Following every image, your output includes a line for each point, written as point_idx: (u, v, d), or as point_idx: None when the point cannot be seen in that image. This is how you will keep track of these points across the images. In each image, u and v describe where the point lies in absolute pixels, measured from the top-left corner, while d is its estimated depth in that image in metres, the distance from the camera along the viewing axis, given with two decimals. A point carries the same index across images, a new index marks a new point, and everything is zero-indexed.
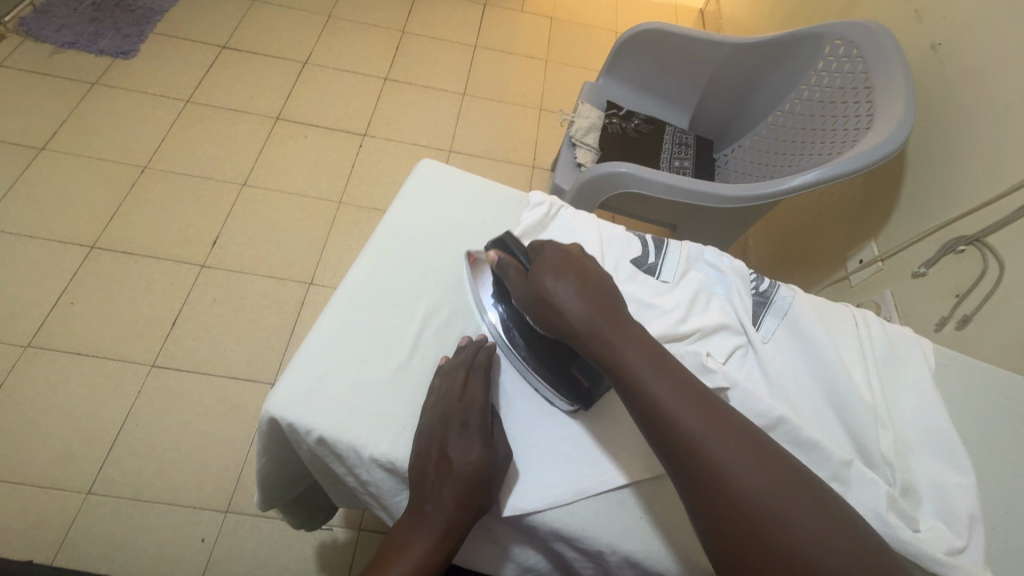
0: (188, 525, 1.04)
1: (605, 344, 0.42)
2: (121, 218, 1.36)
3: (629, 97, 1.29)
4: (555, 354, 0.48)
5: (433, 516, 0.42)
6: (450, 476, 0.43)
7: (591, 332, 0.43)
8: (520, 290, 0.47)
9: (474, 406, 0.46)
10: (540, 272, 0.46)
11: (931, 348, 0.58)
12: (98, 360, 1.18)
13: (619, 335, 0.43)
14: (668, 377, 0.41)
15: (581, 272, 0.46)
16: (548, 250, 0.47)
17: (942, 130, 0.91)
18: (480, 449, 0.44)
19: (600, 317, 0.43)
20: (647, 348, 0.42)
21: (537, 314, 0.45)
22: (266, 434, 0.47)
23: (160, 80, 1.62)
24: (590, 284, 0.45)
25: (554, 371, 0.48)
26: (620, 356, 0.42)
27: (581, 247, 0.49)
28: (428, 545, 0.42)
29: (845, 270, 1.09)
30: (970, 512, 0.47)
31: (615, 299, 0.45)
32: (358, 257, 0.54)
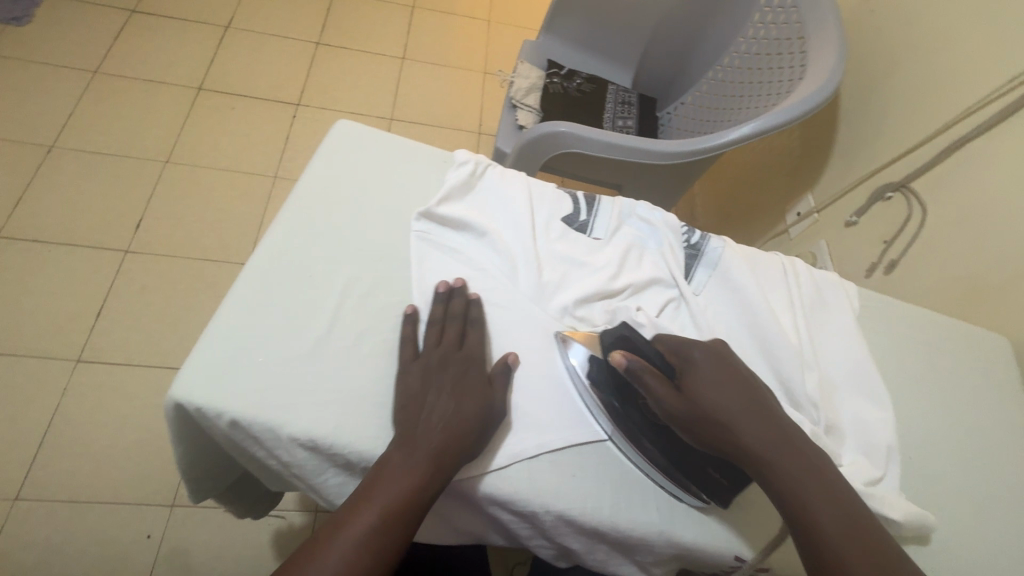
0: (132, 522, 0.99)
1: (783, 472, 0.40)
2: (28, 204, 1.25)
3: (571, 55, 1.25)
4: (692, 458, 0.45)
5: (421, 448, 0.40)
6: (446, 416, 0.42)
7: (772, 458, 0.40)
8: (674, 405, 0.42)
9: (473, 358, 0.47)
10: (699, 385, 0.42)
11: (854, 293, 0.59)
12: (14, 358, 1.09)
13: (798, 466, 0.40)
14: (851, 520, 0.38)
15: (744, 387, 0.43)
16: (702, 360, 0.44)
17: (872, 80, 0.93)
18: (478, 395, 0.44)
19: (777, 444, 0.41)
20: (823, 481, 0.40)
21: (691, 429, 0.42)
22: (174, 421, 0.44)
23: (61, 49, 1.46)
24: (759, 406, 0.43)
25: (690, 476, 0.45)
26: (798, 487, 0.39)
27: (729, 352, 0.46)
28: (414, 476, 0.39)
29: (785, 223, 1.11)
30: (888, 444, 0.49)
31: (784, 418, 0.43)
32: (270, 227, 0.50)
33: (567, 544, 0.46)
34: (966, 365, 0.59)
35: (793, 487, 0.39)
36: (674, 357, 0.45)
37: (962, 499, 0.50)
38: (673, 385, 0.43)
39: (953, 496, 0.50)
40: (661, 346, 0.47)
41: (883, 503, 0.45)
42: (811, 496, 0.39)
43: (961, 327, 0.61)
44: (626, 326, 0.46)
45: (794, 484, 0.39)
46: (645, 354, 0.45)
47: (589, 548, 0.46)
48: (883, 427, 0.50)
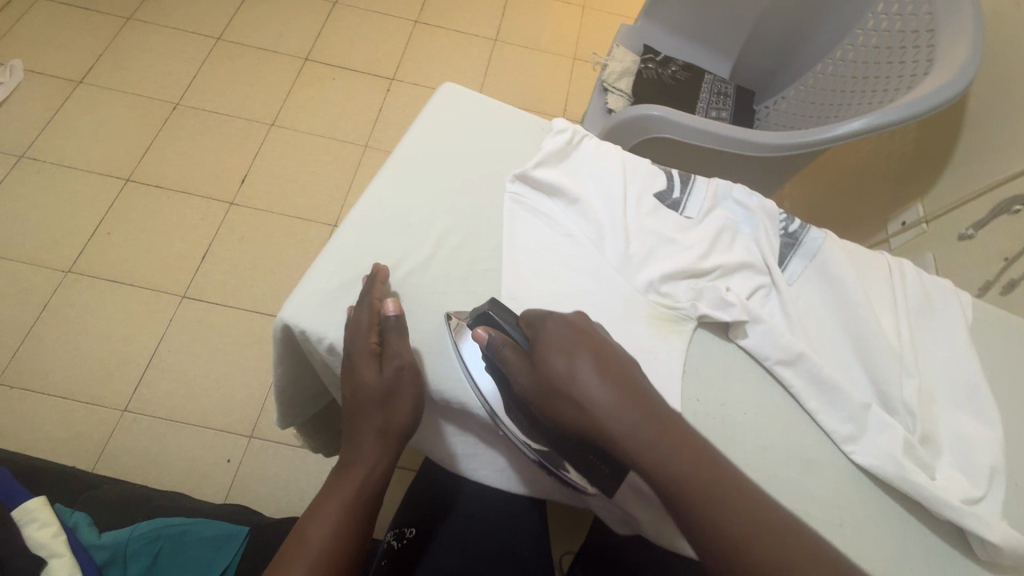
0: (216, 446, 1.10)
1: (638, 443, 0.39)
2: (154, 154, 1.39)
3: (669, 43, 1.22)
4: (567, 443, 0.43)
5: (357, 463, 0.45)
6: (358, 407, 0.44)
7: (623, 434, 0.39)
8: (528, 376, 0.41)
9: (356, 336, 0.44)
10: (548, 353, 0.41)
11: (969, 302, 0.54)
12: (133, 288, 1.22)
13: (654, 432, 0.39)
14: (716, 478, 0.38)
15: (596, 352, 0.42)
16: (554, 330, 0.42)
17: (1010, 79, 0.83)
18: (371, 373, 0.43)
19: (630, 414, 0.39)
20: (678, 441, 0.39)
21: (549, 405, 0.41)
22: (281, 342, 0.48)
23: (192, 17, 1.61)
24: (613, 372, 0.41)
25: (572, 463, 0.43)
26: (657, 457, 0.38)
27: (585, 317, 0.44)
28: (352, 487, 0.44)
29: (886, 232, 1.04)
30: (993, 465, 0.45)
31: (638, 384, 0.41)
32: (376, 177, 0.54)
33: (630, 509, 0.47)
34: None
35: (651, 461, 0.38)
36: (526, 327, 0.44)
37: None
38: (525, 357, 0.42)
39: None
40: (522, 317, 0.45)
41: (981, 522, 0.42)
42: (670, 463, 0.38)
43: None
44: (488, 303, 0.45)
45: (655, 455, 0.38)
46: (505, 327, 0.44)
47: (650, 521, 0.47)
48: (990, 446, 0.46)
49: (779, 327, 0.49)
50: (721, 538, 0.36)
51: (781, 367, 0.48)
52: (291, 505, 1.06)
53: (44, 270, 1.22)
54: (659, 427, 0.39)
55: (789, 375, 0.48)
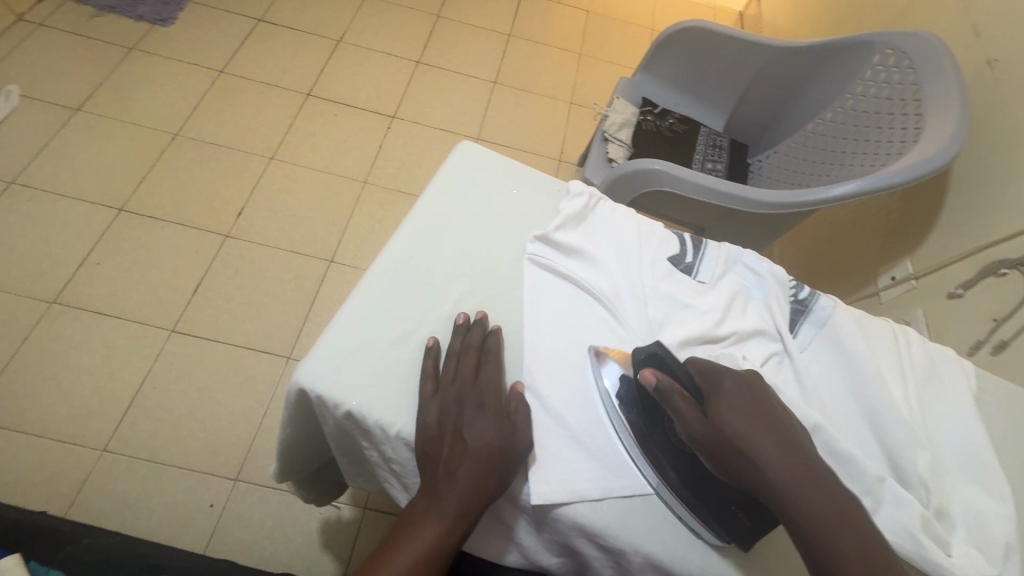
0: (199, 489, 1.05)
1: (806, 512, 0.38)
2: (150, 183, 1.38)
3: (666, 96, 1.27)
4: (715, 493, 0.43)
5: (451, 503, 0.41)
6: (467, 454, 0.42)
7: (795, 499, 0.38)
8: (694, 428, 0.41)
9: (488, 392, 0.46)
10: (724, 411, 0.41)
11: (972, 371, 0.56)
12: (120, 321, 1.19)
13: (827, 508, 0.38)
14: (885, 571, 0.36)
15: (773, 419, 0.42)
16: (732, 387, 0.43)
17: (993, 150, 0.88)
18: (495, 431, 0.43)
19: (802, 485, 0.38)
20: (852, 521, 0.37)
21: (715, 456, 0.41)
22: (292, 403, 0.47)
23: (196, 49, 1.62)
24: (783, 437, 0.40)
25: (713, 513, 0.43)
26: (826, 530, 0.37)
27: (759, 377, 0.45)
28: (442, 522, 0.41)
29: (876, 286, 1.07)
30: (1007, 541, 0.45)
31: (813, 455, 0.41)
32: (394, 236, 0.54)
33: None
34: None
35: (819, 536, 0.37)
36: (704, 377, 0.45)
37: None
38: (699, 406, 0.42)
39: None
40: (691, 364, 0.46)
41: None
42: (841, 543, 0.36)
43: None
44: (658, 344, 0.46)
45: (822, 531, 0.37)
46: (675, 371, 0.45)
47: None
48: (1005, 523, 0.46)
49: (795, 396, 0.49)
50: None
51: None
52: (274, 555, 1.02)
53: (27, 300, 1.18)
54: (837, 505, 0.38)
55: None
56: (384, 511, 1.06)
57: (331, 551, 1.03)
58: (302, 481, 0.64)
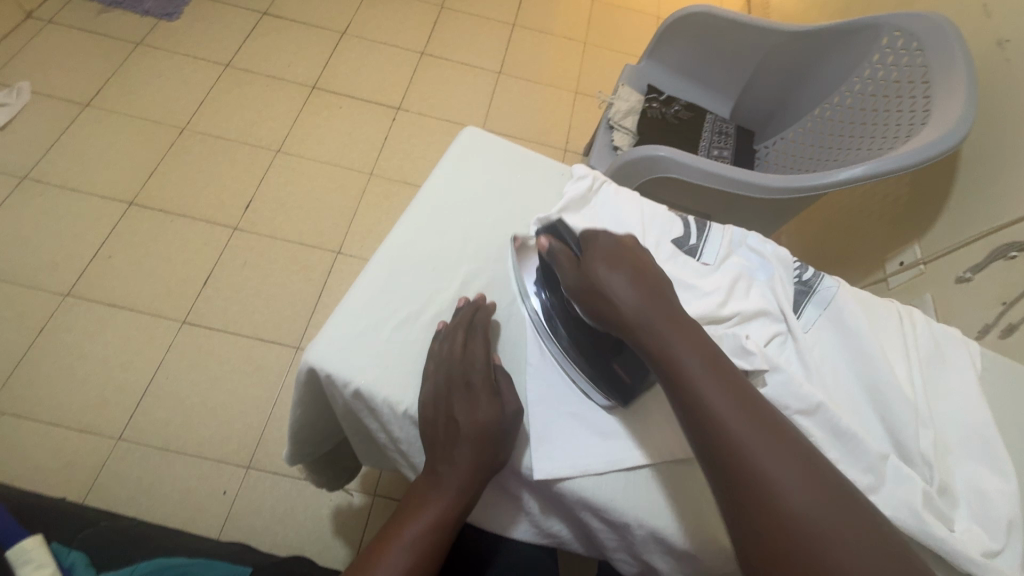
0: (212, 477, 1.07)
1: (657, 337, 0.41)
2: (159, 177, 1.39)
3: (672, 83, 1.26)
4: (599, 349, 0.48)
5: (451, 481, 0.43)
6: (461, 435, 0.43)
7: (647, 332, 0.41)
8: (568, 278, 0.46)
9: (475, 366, 0.46)
10: (592, 260, 0.44)
11: (977, 350, 0.56)
12: (132, 313, 1.21)
13: (673, 336, 0.41)
14: (725, 385, 0.39)
15: (637, 266, 0.44)
16: (602, 241, 0.46)
17: (1003, 132, 0.87)
18: (485, 407, 0.44)
19: (655, 318, 0.42)
20: (699, 347, 0.40)
21: (582, 301, 0.44)
22: (303, 383, 0.48)
23: (202, 43, 1.63)
24: (643, 280, 0.43)
25: (599, 366, 0.47)
26: (674, 356, 0.40)
27: (637, 240, 0.47)
28: (443, 500, 0.42)
29: (884, 271, 1.06)
30: (1010, 517, 0.46)
31: (671, 296, 0.44)
32: (400, 219, 0.54)
33: (654, 563, 0.47)
34: None
35: (666, 360, 0.40)
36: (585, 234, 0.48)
37: None
38: (572, 257, 0.46)
39: None
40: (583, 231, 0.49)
41: None
42: (688, 368, 0.39)
43: None
44: (556, 219, 0.50)
45: (670, 353, 0.40)
46: (564, 237, 0.49)
47: None
48: (1008, 499, 0.47)
49: (799, 376, 0.50)
50: (709, 441, 0.37)
51: (803, 416, 0.49)
52: (286, 540, 1.03)
53: (41, 293, 1.20)
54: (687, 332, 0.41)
55: (810, 423, 0.49)
56: (393, 498, 1.08)
57: (342, 537, 1.05)
58: (313, 463, 0.65)
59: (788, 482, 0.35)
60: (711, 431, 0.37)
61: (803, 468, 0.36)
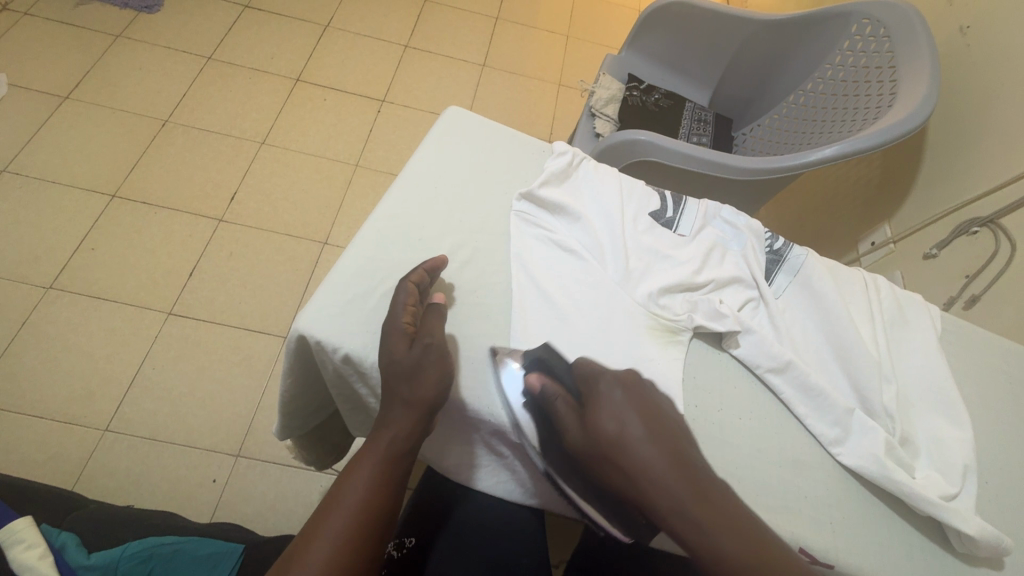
0: (202, 465, 1.08)
1: (677, 525, 0.39)
2: (141, 169, 1.38)
3: (652, 72, 1.28)
4: (610, 494, 0.45)
5: (387, 427, 0.45)
6: (388, 381, 0.45)
7: (674, 509, 0.39)
8: (571, 438, 0.43)
9: (393, 314, 0.47)
10: (600, 420, 0.41)
11: (938, 315, 0.59)
12: (117, 305, 1.20)
13: (706, 515, 0.38)
14: (763, 566, 0.38)
15: (650, 419, 0.42)
16: (609, 393, 0.43)
17: (964, 116, 0.91)
18: (401, 349, 0.45)
19: (678, 488, 0.39)
20: (732, 523, 0.39)
21: (598, 467, 0.42)
22: (293, 352, 0.49)
23: (183, 36, 1.62)
24: (661, 440, 0.41)
25: (609, 509, 0.46)
26: (709, 537, 0.38)
27: (639, 374, 0.45)
28: (381, 449, 0.44)
29: (857, 252, 1.10)
30: (965, 463, 0.49)
31: (693, 457, 0.41)
32: (385, 196, 0.56)
33: (633, 513, 0.49)
34: None
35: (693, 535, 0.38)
36: (583, 383, 0.44)
37: None
38: (575, 415, 0.43)
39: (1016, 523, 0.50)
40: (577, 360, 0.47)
41: (956, 515, 0.45)
42: (724, 546, 0.38)
43: None
44: (545, 348, 0.48)
45: (702, 531, 0.38)
46: (559, 377, 0.46)
47: None
48: (963, 447, 0.50)
49: (769, 337, 0.53)
50: None
51: (772, 374, 0.52)
52: (278, 526, 1.04)
53: (24, 286, 1.19)
54: (718, 514, 0.39)
55: (779, 381, 0.52)
56: None
57: None
58: (305, 437, 0.66)
59: None
60: None
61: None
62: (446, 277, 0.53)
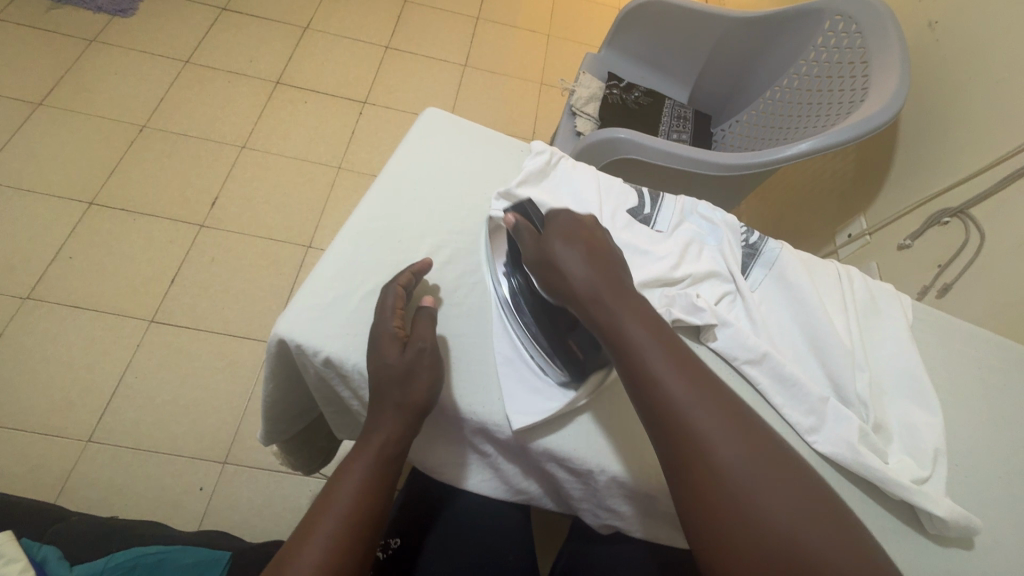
0: (189, 473, 1.06)
1: (603, 308, 0.45)
2: (119, 176, 1.36)
3: (632, 70, 1.29)
4: (556, 326, 0.51)
5: (377, 430, 0.44)
6: (377, 386, 0.44)
7: (594, 300, 0.46)
8: (530, 255, 0.50)
9: (383, 319, 0.47)
10: (550, 240, 0.49)
11: (908, 304, 0.61)
12: (97, 314, 1.19)
13: (621, 305, 0.45)
14: (665, 350, 0.43)
15: (590, 241, 0.50)
16: (560, 221, 0.51)
17: (934, 109, 0.93)
18: (391, 354, 0.45)
19: (600, 286, 0.46)
20: (643, 317, 0.45)
21: (543, 278, 0.49)
22: (274, 357, 0.49)
23: (159, 40, 1.60)
24: (595, 252, 0.49)
25: (552, 343, 0.50)
26: (618, 321, 0.45)
27: (595, 220, 0.53)
28: (372, 452, 0.44)
29: (834, 244, 1.12)
30: (936, 447, 0.50)
31: (621, 273, 0.48)
32: (364, 198, 0.56)
33: (617, 507, 0.50)
34: (1011, 384, 0.61)
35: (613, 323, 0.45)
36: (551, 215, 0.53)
37: (997, 507, 0.52)
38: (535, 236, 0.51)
39: (985, 502, 0.52)
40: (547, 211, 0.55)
41: (928, 498, 0.47)
42: (629, 329, 0.44)
43: (1012, 348, 0.63)
44: (525, 200, 0.56)
45: (614, 322, 0.45)
46: (531, 218, 0.54)
47: (635, 512, 0.50)
48: (934, 432, 0.51)
49: (745, 329, 0.54)
50: (649, 392, 0.42)
51: (749, 366, 0.53)
52: (267, 532, 1.03)
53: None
54: (632, 309, 0.46)
55: (756, 372, 0.53)
56: None
57: None
58: (290, 443, 0.66)
59: (713, 438, 0.40)
60: (656, 394, 0.42)
61: (744, 434, 0.40)
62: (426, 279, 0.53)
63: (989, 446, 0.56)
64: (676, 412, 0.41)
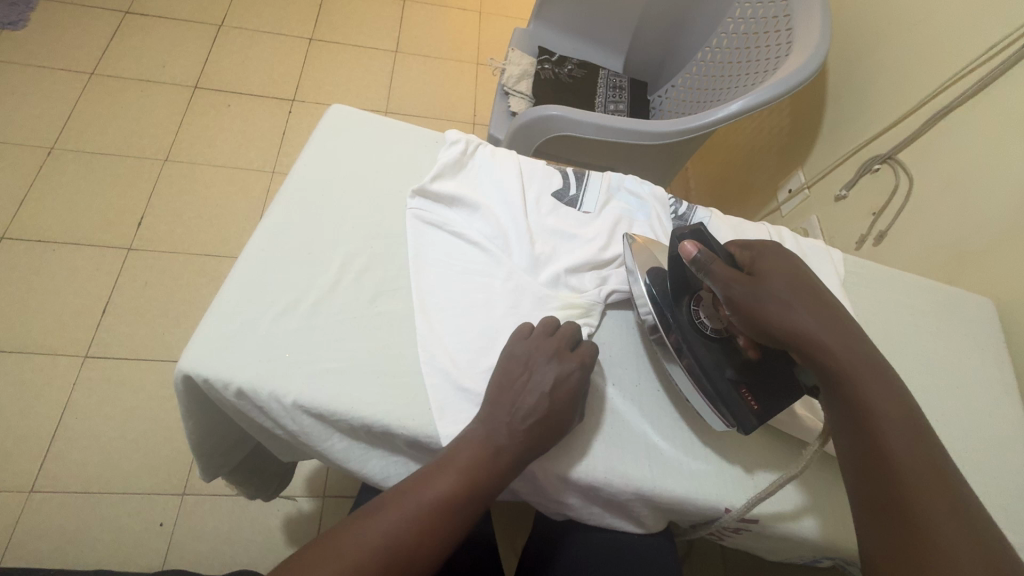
0: (146, 510, 1.02)
1: (845, 363, 0.43)
2: (31, 205, 1.27)
3: (563, 42, 1.26)
4: (729, 368, 0.47)
5: (485, 448, 0.43)
6: (530, 435, 0.44)
7: (831, 347, 0.44)
8: (732, 292, 0.46)
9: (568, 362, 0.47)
10: (772, 283, 0.46)
11: (838, 259, 0.62)
12: (24, 355, 1.11)
13: (859, 359, 0.44)
14: (906, 418, 0.42)
15: (806, 286, 0.47)
16: (773, 262, 0.48)
17: (858, 56, 0.93)
18: (563, 402, 0.45)
19: (835, 337, 0.44)
20: (887, 383, 0.43)
21: (749, 316, 0.45)
22: (183, 392, 0.45)
23: (58, 52, 1.48)
24: (819, 299, 0.46)
25: (722, 381, 0.46)
26: (862, 375, 0.43)
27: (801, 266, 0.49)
28: (484, 472, 0.42)
29: (777, 201, 1.13)
30: None
31: (851, 324, 0.45)
32: (268, 210, 0.52)
33: (562, 498, 0.49)
34: (943, 325, 0.62)
35: (852, 381, 0.43)
36: (741, 253, 0.50)
37: None
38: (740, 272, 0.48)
39: None
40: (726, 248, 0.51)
41: None
42: (875, 391, 0.43)
43: (940, 290, 0.65)
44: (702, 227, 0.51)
45: (861, 374, 0.43)
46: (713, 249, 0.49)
47: (579, 501, 0.49)
48: None
49: None
50: (894, 466, 0.41)
51: None
52: (236, 560, 1.00)
53: None
54: (869, 362, 0.44)
55: None
56: (343, 496, 1.06)
57: (296, 544, 1.02)
58: (232, 475, 0.63)
59: (954, 542, 0.38)
60: (900, 466, 0.41)
61: (968, 527, 0.38)
62: (340, 290, 0.49)
63: (922, 391, 0.57)
64: (914, 489, 0.40)
